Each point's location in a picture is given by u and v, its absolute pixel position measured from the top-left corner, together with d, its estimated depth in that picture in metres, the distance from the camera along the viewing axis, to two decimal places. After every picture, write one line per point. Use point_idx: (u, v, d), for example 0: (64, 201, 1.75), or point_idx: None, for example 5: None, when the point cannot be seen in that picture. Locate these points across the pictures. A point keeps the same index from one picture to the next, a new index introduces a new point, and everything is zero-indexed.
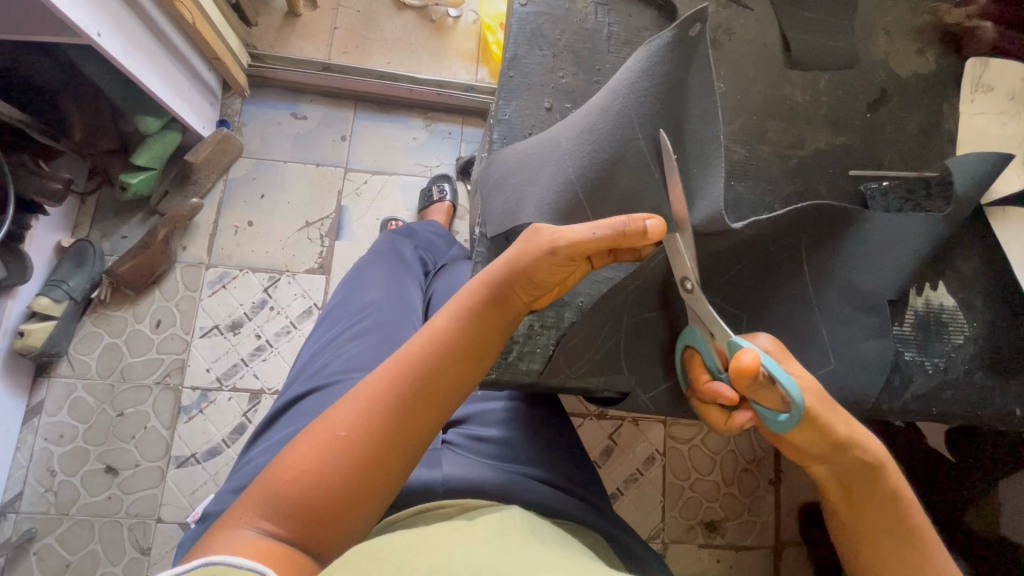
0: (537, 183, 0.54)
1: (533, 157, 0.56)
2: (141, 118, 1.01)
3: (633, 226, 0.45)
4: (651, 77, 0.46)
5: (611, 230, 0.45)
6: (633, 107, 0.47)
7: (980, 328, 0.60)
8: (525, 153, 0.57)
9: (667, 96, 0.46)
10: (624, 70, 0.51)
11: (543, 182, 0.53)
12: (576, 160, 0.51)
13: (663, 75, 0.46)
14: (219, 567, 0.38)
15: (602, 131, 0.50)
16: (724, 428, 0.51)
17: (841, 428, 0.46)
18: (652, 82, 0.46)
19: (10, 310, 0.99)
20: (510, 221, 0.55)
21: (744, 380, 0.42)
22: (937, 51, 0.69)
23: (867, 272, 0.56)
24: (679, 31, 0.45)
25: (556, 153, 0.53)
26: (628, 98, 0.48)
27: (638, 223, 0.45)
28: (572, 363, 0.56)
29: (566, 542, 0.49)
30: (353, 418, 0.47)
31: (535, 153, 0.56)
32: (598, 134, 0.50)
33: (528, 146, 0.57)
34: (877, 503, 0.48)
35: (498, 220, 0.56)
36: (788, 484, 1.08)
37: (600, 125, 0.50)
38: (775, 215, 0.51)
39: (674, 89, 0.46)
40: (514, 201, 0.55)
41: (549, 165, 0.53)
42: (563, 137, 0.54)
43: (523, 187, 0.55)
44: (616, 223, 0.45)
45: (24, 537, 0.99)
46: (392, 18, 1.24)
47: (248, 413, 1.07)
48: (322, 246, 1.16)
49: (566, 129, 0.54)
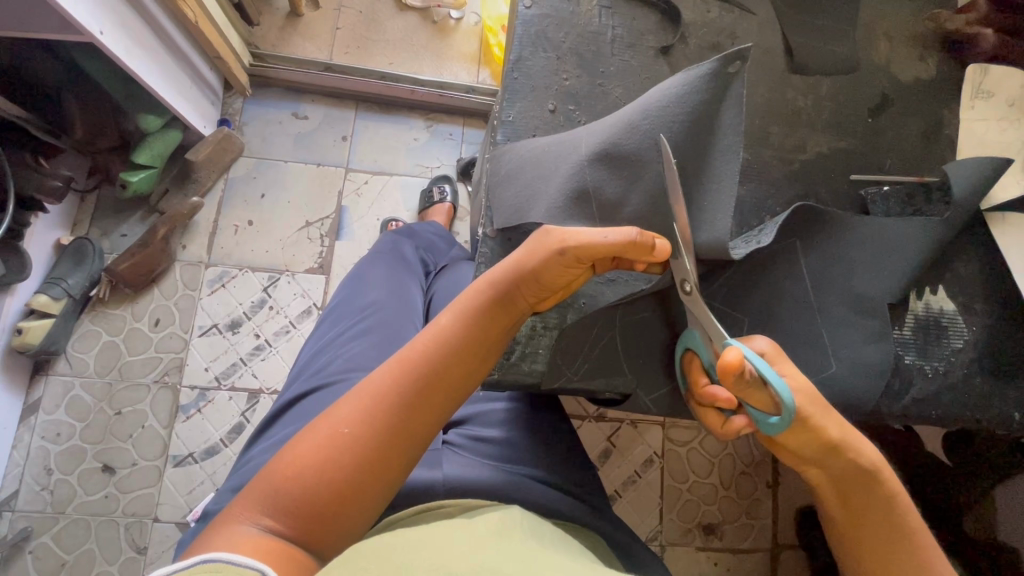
0: (551, 182, 0.54)
1: (548, 155, 0.56)
2: (141, 116, 1.00)
3: (643, 240, 0.47)
4: (683, 103, 0.49)
5: (622, 237, 0.46)
6: (664, 124, 0.50)
7: (979, 333, 0.61)
8: (538, 150, 0.57)
9: (698, 124, 0.49)
10: (654, 91, 0.53)
11: (557, 182, 0.54)
12: (594, 167, 0.53)
13: (698, 105, 0.49)
14: (217, 564, 0.37)
15: (627, 148, 0.52)
16: (721, 432, 0.50)
17: (833, 430, 0.46)
18: (683, 107, 0.50)
19: (9, 307, 0.99)
20: (519, 216, 0.55)
21: (728, 379, 0.43)
22: (937, 58, 0.70)
23: (867, 276, 0.57)
24: (720, 64, 0.48)
25: (572, 157, 0.54)
26: (657, 115, 0.50)
27: (648, 240, 0.47)
28: (572, 364, 0.56)
29: (566, 542, 0.49)
30: (358, 414, 0.47)
31: (551, 150, 0.56)
32: (624, 146, 0.52)
33: (545, 142, 0.57)
34: (873, 509, 0.48)
35: (507, 214, 0.56)
36: (786, 487, 1.08)
37: (624, 141, 0.52)
38: (766, 242, 0.55)
39: (705, 121, 0.49)
40: (525, 196, 0.55)
41: (565, 166, 0.54)
42: (581, 143, 0.55)
43: (535, 182, 0.56)
44: (627, 232, 0.47)
45: (19, 536, 0.98)
46: (394, 19, 1.24)
47: (246, 413, 1.07)
48: (322, 246, 1.16)
49: (584, 135, 0.55)
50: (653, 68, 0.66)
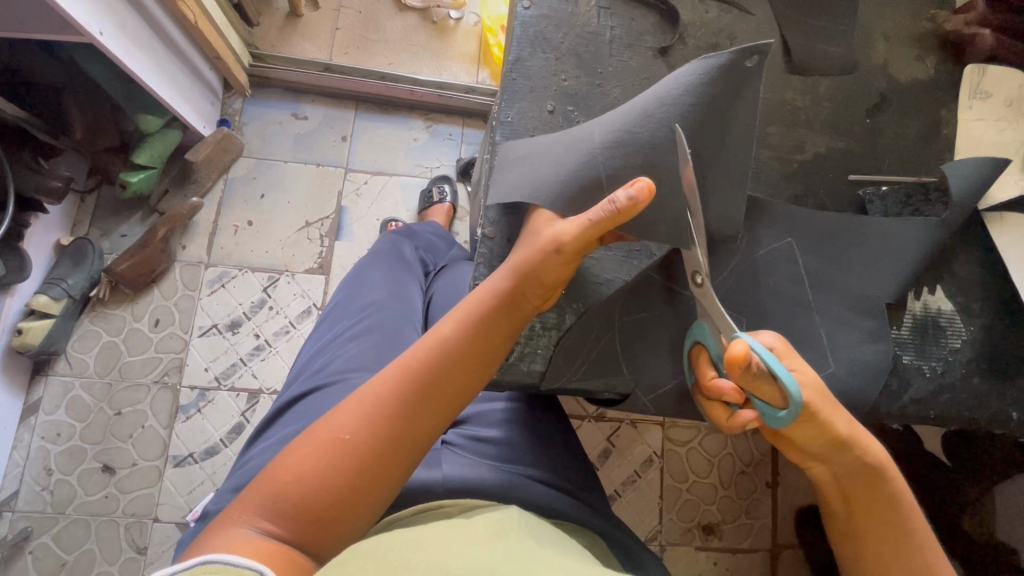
0: (560, 169, 0.54)
1: (558, 145, 0.56)
2: (142, 117, 1.01)
3: (619, 202, 0.45)
4: (698, 93, 0.50)
5: (603, 212, 0.47)
6: (678, 114, 0.50)
7: (977, 333, 0.61)
8: (548, 141, 0.57)
9: (711, 115, 0.50)
10: (667, 79, 0.53)
11: (566, 169, 0.53)
12: (608, 154, 0.52)
13: (713, 96, 0.50)
14: (217, 565, 0.37)
15: (642, 136, 0.51)
16: (727, 426, 0.49)
17: (841, 425, 0.47)
18: (699, 98, 0.50)
19: (9, 307, 0.99)
20: (522, 197, 0.54)
21: (734, 370, 0.42)
22: (936, 58, 0.70)
23: (862, 276, 0.58)
24: (736, 57, 0.49)
25: (583, 145, 0.54)
26: (673, 104, 0.51)
27: (621, 196, 0.45)
28: (572, 365, 0.57)
29: (564, 542, 0.49)
30: (359, 421, 0.47)
31: (559, 142, 0.56)
32: (638, 134, 0.51)
33: (553, 137, 0.57)
34: (878, 507, 0.48)
35: (508, 193, 0.55)
36: (786, 487, 1.09)
37: (639, 130, 0.51)
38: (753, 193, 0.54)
39: (723, 113, 0.50)
40: (531, 179, 0.55)
41: (575, 153, 0.54)
42: (593, 132, 0.54)
43: (542, 168, 0.55)
44: (605, 203, 0.46)
45: (19, 536, 0.98)
46: (393, 19, 1.24)
47: (246, 413, 1.07)
48: (322, 246, 1.16)
49: (596, 125, 0.55)
50: (651, 69, 0.66)
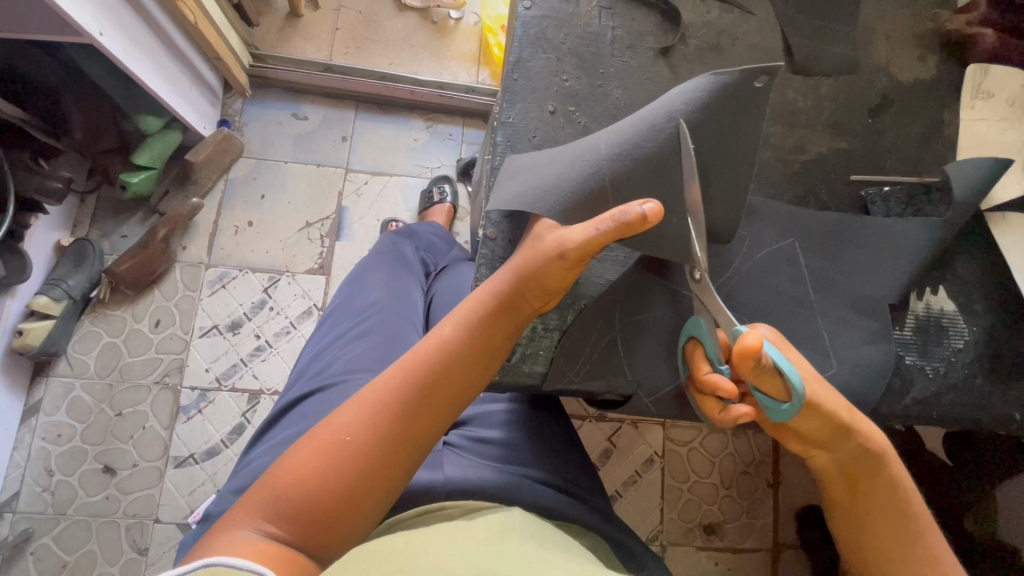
0: (565, 178, 0.53)
1: (565, 155, 0.55)
2: (142, 118, 1.01)
3: (631, 214, 0.45)
4: (707, 109, 0.50)
5: (612, 222, 0.46)
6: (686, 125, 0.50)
7: (979, 334, 0.61)
8: (555, 152, 0.57)
9: (715, 126, 0.51)
10: (676, 93, 0.53)
11: (572, 178, 0.53)
12: (614, 166, 0.52)
13: (720, 111, 0.50)
14: (220, 568, 0.37)
15: (649, 148, 0.51)
16: (718, 419, 0.49)
17: (844, 412, 0.46)
18: (705, 112, 0.50)
19: (9, 308, 0.99)
20: (522, 205, 0.53)
21: (746, 363, 0.42)
22: (938, 57, 0.70)
23: (863, 279, 0.58)
24: (747, 75, 0.50)
25: (590, 156, 0.54)
26: (680, 116, 0.51)
27: (636, 210, 0.45)
28: (574, 365, 0.57)
29: (565, 543, 0.49)
30: (360, 423, 0.47)
31: (567, 151, 0.56)
32: (645, 147, 0.51)
33: (562, 149, 0.57)
34: (880, 492, 0.49)
35: (509, 200, 0.54)
36: (787, 487, 1.09)
37: (647, 143, 0.51)
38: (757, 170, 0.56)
39: (730, 130, 0.51)
40: (532, 187, 0.54)
41: (582, 163, 0.54)
42: (601, 142, 0.54)
43: (546, 176, 0.54)
44: (615, 214, 0.46)
45: (20, 537, 0.98)
46: (393, 19, 1.24)
47: (247, 413, 1.07)
48: (323, 246, 1.16)
49: (604, 135, 0.55)
50: (652, 70, 0.66)
